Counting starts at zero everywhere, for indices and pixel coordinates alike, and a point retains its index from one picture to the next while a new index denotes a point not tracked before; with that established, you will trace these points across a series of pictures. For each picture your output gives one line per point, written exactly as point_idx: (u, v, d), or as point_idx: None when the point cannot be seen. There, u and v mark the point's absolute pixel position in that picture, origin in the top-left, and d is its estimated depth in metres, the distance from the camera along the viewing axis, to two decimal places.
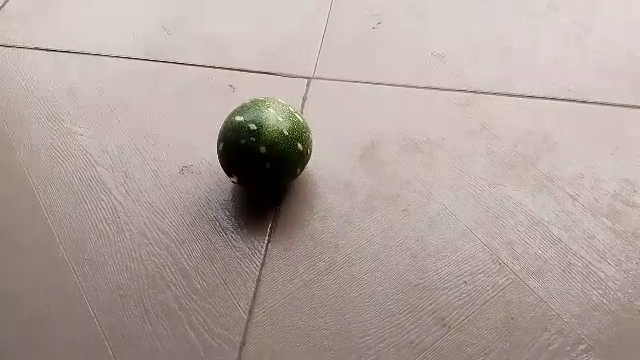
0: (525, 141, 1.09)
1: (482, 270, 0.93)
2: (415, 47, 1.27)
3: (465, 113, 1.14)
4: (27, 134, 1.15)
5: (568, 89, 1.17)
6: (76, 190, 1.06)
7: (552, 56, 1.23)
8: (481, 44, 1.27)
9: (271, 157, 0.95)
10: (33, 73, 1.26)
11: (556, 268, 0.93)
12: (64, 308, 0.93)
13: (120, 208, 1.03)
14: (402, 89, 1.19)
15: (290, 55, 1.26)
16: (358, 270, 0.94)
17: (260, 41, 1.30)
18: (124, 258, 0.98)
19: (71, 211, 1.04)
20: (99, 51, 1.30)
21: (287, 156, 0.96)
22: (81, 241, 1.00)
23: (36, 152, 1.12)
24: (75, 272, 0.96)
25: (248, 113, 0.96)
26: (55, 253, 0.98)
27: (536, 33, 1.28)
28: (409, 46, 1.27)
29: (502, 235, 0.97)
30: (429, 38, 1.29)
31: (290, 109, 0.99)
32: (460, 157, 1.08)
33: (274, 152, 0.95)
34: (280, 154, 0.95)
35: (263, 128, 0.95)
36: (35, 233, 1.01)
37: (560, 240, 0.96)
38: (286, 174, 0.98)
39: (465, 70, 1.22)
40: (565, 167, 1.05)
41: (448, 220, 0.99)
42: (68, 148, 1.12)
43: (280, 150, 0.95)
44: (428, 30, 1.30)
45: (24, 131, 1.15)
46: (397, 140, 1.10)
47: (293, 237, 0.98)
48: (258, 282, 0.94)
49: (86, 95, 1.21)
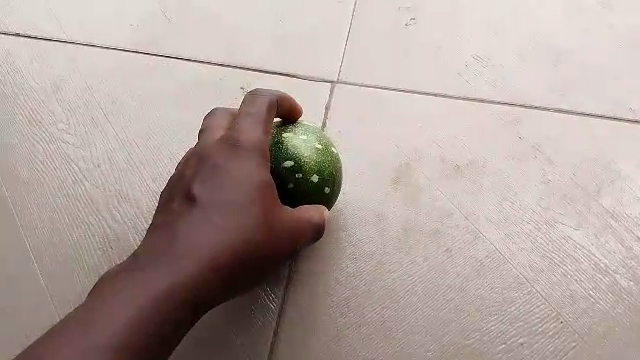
0: (583, 168, 0.92)
1: (541, 329, 0.81)
2: (455, 33, 1.04)
3: (513, 131, 0.96)
4: (9, 140, 0.99)
5: (628, 106, 0.96)
6: (57, 207, 0.93)
7: (623, 53, 1.00)
8: (532, 27, 1.04)
9: (326, 176, 0.78)
10: (7, 61, 1.07)
11: (626, 330, 0.80)
12: (34, 314, 0.87)
13: (95, 201, 0.93)
14: (442, 98, 0.99)
15: (306, 41, 1.05)
16: (394, 326, 0.82)
17: (271, 14, 1.08)
18: (101, 266, 0.89)
19: (41, 205, 0.93)
20: (80, 36, 1.08)
21: (337, 177, 0.81)
22: (49, 233, 0.91)
23: (18, 164, 0.97)
24: (40, 266, 0.90)
25: (272, 152, 0.76)
26: (20, 245, 0.91)
27: (609, 22, 1.03)
28: (449, 29, 1.05)
29: (563, 286, 0.83)
30: (472, 17, 1.05)
31: (298, 123, 0.81)
32: (508, 184, 0.91)
33: (326, 174, 0.78)
34: (333, 173, 0.79)
35: (303, 156, 0.76)
36: (13, 262, 0.90)
37: (630, 294, 0.82)
38: (331, 200, 0.81)
39: (516, 75, 1.00)
40: (631, 203, 0.89)
41: (499, 266, 0.85)
42: (49, 154, 0.97)
43: (334, 168, 0.79)
44: (477, 16, 1.05)
45: (5, 137, 1.00)
46: (435, 161, 0.94)
47: (316, 283, 0.85)
48: (276, 334, 0.83)
49: (71, 91, 1.03)
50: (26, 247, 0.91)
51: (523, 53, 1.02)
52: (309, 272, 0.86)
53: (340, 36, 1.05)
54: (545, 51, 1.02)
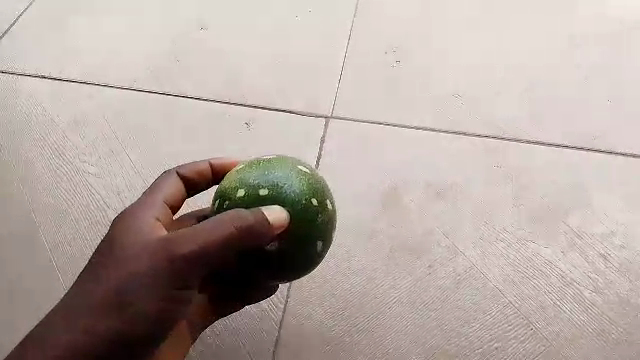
0: (551, 192, 1.04)
1: (514, 334, 0.90)
2: (433, 79, 1.20)
3: (488, 159, 1.08)
4: (34, 169, 1.09)
5: (584, 138, 1.11)
6: (80, 236, 1.02)
7: (575, 98, 1.18)
8: (504, 80, 1.20)
9: (255, 183, 0.69)
10: (34, 99, 1.18)
11: (590, 335, 0.90)
12: None
13: None
14: (424, 131, 1.12)
15: (304, 84, 1.20)
16: (382, 333, 0.91)
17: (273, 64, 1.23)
18: None
19: (66, 228, 1.03)
20: (104, 81, 1.21)
21: (264, 173, 0.70)
22: (71, 253, 1.00)
23: (43, 190, 1.07)
24: (60, 281, 0.98)
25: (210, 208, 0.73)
26: (44, 261, 0.99)
27: (561, 74, 1.21)
28: (428, 76, 1.21)
29: (534, 297, 0.93)
30: (448, 68, 1.22)
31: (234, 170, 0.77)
32: (484, 207, 1.02)
33: (254, 181, 0.70)
34: (263, 176, 0.70)
35: (226, 187, 0.71)
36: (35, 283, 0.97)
37: (594, 304, 0.92)
38: (274, 196, 0.69)
39: (488, 113, 1.15)
40: (594, 223, 1.00)
41: (476, 279, 0.95)
42: (75, 188, 1.07)
43: (262, 173, 0.70)
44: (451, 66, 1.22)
45: (31, 166, 1.10)
46: (419, 186, 1.05)
47: (313, 296, 0.94)
48: (277, 341, 0.91)
49: (93, 127, 1.14)
50: (48, 263, 0.99)
51: (492, 96, 1.18)
52: (307, 285, 0.95)
53: (334, 81, 1.20)
54: (511, 93, 1.19)
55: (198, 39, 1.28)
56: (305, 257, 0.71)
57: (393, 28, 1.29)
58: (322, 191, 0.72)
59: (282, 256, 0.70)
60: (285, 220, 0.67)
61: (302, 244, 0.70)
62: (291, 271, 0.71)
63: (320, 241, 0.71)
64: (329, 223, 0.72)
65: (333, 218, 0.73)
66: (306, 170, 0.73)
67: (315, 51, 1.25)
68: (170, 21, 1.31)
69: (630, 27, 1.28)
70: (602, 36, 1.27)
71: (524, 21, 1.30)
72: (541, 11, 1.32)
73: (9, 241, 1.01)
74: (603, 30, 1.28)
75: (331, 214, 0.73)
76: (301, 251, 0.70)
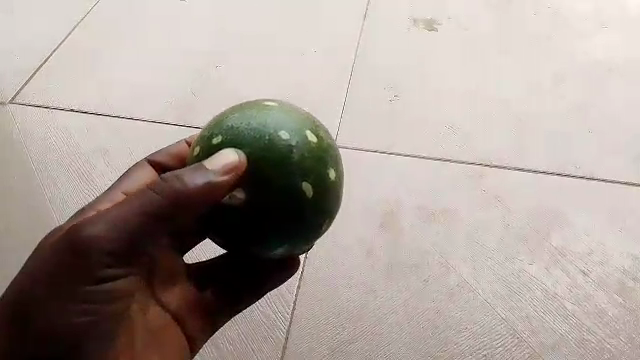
0: (535, 215, 1.13)
1: (501, 343, 0.98)
2: (427, 113, 1.31)
3: (479, 185, 1.18)
4: (60, 191, 1.18)
5: (566, 165, 1.21)
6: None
7: (558, 129, 1.28)
8: (494, 114, 1.31)
9: (213, 135, 0.73)
10: (62, 130, 1.29)
11: (571, 343, 0.98)
12: None
13: None
14: (420, 159, 1.22)
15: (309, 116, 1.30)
16: (380, 341, 0.99)
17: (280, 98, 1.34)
18: None
19: None
20: (127, 113, 1.32)
21: (223, 124, 0.73)
22: None
23: (68, 209, 1.16)
24: None
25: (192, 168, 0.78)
26: None
27: (545, 108, 1.32)
28: (423, 110, 1.32)
29: (520, 309, 1.02)
30: (441, 103, 1.33)
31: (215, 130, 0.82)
32: (475, 228, 1.11)
33: (213, 133, 0.73)
34: (221, 126, 0.73)
35: (196, 145, 0.76)
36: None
37: (574, 314, 1.01)
38: (230, 140, 0.71)
39: (478, 143, 1.26)
40: (575, 242, 1.10)
41: (467, 293, 1.04)
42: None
43: (219, 124, 0.74)
44: (444, 101, 1.34)
45: (57, 187, 1.19)
46: (415, 209, 1.14)
47: (318, 307, 1.02)
48: (284, 347, 0.99)
49: (116, 154, 1.24)
50: None
51: (482, 128, 1.28)
52: (311, 297, 1.04)
53: (336, 113, 1.31)
54: (497, 125, 1.29)
55: (213, 75, 1.39)
56: (293, 201, 0.70)
57: (391, 66, 1.41)
58: (295, 126, 0.72)
59: (268, 207, 0.70)
60: (240, 162, 0.69)
61: (285, 190, 0.70)
62: (284, 226, 0.71)
63: (303, 179, 0.70)
64: (312, 159, 0.71)
65: (319, 152, 0.72)
66: (276, 108, 0.73)
67: (319, 86, 1.36)
68: (187, 59, 1.43)
69: (610, 69, 1.40)
70: (584, 76, 1.39)
71: (511, 62, 1.42)
72: (528, 53, 1.44)
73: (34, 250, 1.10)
74: (583, 70, 1.40)
75: (314, 148, 0.72)
76: (285, 195, 0.70)
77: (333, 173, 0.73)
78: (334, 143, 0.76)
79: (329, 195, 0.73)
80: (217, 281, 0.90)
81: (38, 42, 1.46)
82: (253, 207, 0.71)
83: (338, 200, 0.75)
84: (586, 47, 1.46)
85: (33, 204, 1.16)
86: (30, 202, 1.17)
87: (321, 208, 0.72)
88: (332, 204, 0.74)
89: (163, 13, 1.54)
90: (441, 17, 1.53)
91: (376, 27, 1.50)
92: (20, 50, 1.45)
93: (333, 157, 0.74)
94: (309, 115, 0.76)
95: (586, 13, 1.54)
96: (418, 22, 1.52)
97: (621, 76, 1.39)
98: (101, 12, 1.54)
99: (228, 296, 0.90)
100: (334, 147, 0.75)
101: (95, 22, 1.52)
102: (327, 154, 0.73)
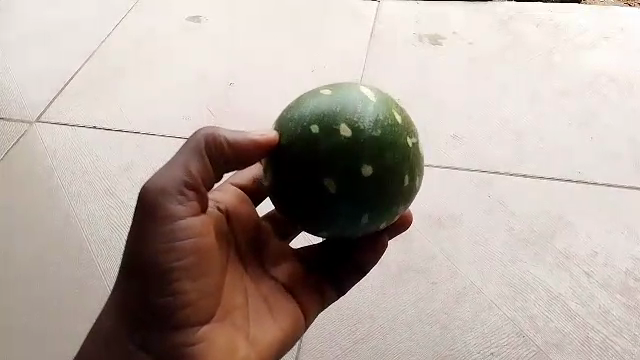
0: (540, 219, 1.17)
1: (508, 342, 1.02)
2: (433, 124, 1.36)
3: (484, 191, 1.22)
4: (83, 200, 1.25)
5: (568, 172, 1.26)
6: (92, 284, 1.12)
7: (561, 137, 1.32)
8: (499, 124, 1.36)
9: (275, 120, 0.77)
10: (87, 145, 1.36)
11: (575, 341, 1.02)
12: (74, 312, 1.09)
13: None
14: (427, 167, 1.27)
15: None
16: (391, 340, 1.03)
17: None
18: None
19: (99, 245, 1.18)
20: (147, 129, 1.39)
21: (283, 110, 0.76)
22: (99, 264, 1.15)
23: (87, 214, 1.23)
24: (95, 286, 1.12)
25: None
26: (74, 265, 1.15)
27: (547, 117, 1.37)
28: (429, 122, 1.37)
29: (525, 309, 1.06)
30: (447, 114, 1.38)
31: None
32: (481, 233, 1.16)
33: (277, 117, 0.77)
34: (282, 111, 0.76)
35: None
36: (30, 305, 1.11)
37: (578, 314, 1.04)
38: (279, 126, 0.74)
39: (483, 151, 1.30)
40: (579, 245, 1.13)
41: (474, 295, 1.08)
42: (100, 238, 1.19)
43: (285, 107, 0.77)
44: (450, 112, 1.39)
45: (81, 196, 1.26)
46: (423, 216, 1.19)
47: (330, 310, 1.07)
48: (299, 348, 1.03)
49: (138, 168, 1.31)
50: (80, 267, 1.14)
51: (486, 137, 1.33)
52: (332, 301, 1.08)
53: None
54: (501, 134, 1.34)
55: (227, 93, 1.46)
56: (320, 195, 0.70)
57: (398, 80, 1.46)
58: (334, 116, 0.70)
59: (300, 199, 0.71)
60: (276, 137, 0.73)
61: (314, 182, 0.70)
62: (317, 213, 0.71)
63: (328, 174, 0.69)
64: (344, 154, 0.69)
65: (351, 147, 0.69)
66: (327, 95, 0.72)
67: None
68: (203, 78, 1.50)
69: (611, 80, 1.44)
70: (585, 86, 1.43)
71: (514, 74, 1.47)
72: (530, 65, 1.49)
73: (51, 247, 1.17)
74: (584, 80, 1.45)
75: (346, 143, 0.69)
76: (312, 187, 0.70)
77: (371, 167, 0.69)
78: (386, 134, 0.70)
79: (362, 190, 0.69)
80: (321, 262, 0.86)
81: (62, 66, 1.55)
82: (288, 193, 0.72)
83: (385, 192, 0.70)
84: (587, 58, 1.50)
85: (55, 207, 1.24)
86: (53, 204, 1.24)
87: (352, 201, 0.70)
88: (373, 197, 0.70)
89: (180, 36, 1.62)
90: (446, 32, 1.59)
91: (383, 44, 1.56)
92: (45, 75, 1.53)
93: (375, 150, 0.69)
94: (368, 102, 0.72)
95: (587, 26, 1.59)
96: (423, 37, 1.58)
97: (621, 86, 1.43)
98: (121, 36, 1.63)
99: (327, 275, 0.86)
100: (382, 138, 0.70)
101: (115, 46, 1.60)
102: (364, 147, 0.69)
